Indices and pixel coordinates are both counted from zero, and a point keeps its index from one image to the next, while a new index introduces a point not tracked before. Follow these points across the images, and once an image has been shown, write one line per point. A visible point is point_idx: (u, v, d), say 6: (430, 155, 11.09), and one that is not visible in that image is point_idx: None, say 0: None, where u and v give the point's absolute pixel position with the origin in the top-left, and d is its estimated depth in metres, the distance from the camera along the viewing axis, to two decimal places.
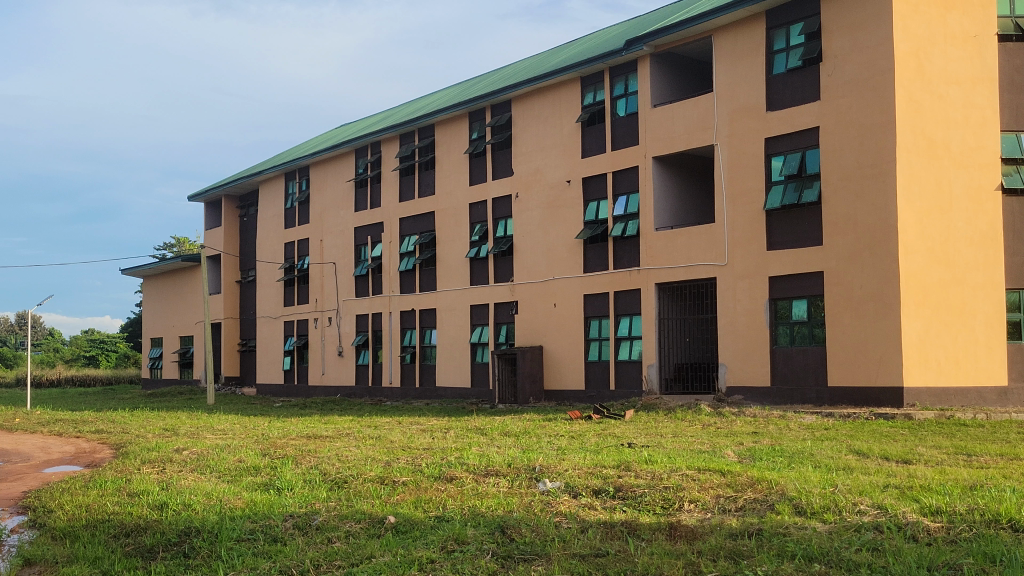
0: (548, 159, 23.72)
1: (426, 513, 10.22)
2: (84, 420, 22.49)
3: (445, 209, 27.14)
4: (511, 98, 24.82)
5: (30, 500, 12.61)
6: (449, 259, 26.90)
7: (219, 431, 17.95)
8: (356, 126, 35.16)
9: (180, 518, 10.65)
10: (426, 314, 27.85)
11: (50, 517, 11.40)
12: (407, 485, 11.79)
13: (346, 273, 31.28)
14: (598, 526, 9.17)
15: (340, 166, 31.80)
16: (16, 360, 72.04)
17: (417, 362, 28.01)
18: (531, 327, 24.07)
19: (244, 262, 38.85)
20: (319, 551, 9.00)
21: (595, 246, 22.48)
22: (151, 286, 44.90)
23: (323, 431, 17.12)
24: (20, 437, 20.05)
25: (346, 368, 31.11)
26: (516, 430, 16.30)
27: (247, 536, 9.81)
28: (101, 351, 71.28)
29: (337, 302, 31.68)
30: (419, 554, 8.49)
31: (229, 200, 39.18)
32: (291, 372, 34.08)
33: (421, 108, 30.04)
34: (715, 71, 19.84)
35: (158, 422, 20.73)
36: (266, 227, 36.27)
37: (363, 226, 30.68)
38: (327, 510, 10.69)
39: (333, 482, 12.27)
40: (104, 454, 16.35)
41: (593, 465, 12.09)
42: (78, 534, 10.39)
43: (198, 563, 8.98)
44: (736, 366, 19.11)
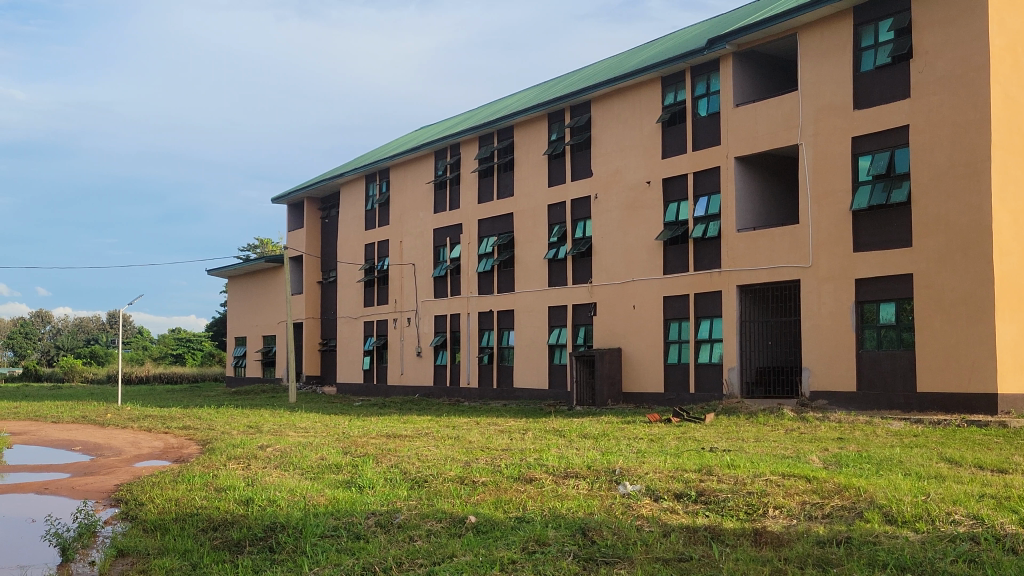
0: (628, 160, 23.59)
1: (507, 514, 10.24)
2: (172, 416, 23.11)
3: (523, 210, 27.18)
4: (591, 99, 24.74)
5: (122, 493, 13.01)
6: (528, 260, 26.93)
7: (301, 428, 18.27)
8: (436, 127, 35.45)
9: (265, 513, 10.86)
10: (504, 315, 27.93)
11: (142, 510, 11.74)
12: (487, 485, 11.82)
13: (425, 274, 31.56)
14: (681, 531, 9.06)
15: (419, 167, 32.10)
16: (107, 358, 74.52)
17: (495, 363, 28.09)
18: (609, 329, 23.97)
19: (325, 263, 39.49)
20: (402, 549, 9.07)
21: (675, 247, 22.27)
22: (235, 286, 45.94)
23: (402, 431, 17.27)
24: (113, 431, 20.70)
25: (424, 368, 31.38)
26: (595, 432, 16.24)
27: (330, 532, 9.94)
28: (187, 349, 73.25)
29: (416, 302, 32.00)
30: (500, 554, 8.50)
31: (311, 202, 39.87)
32: (370, 372, 34.52)
33: (501, 109, 30.14)
34: (800, 70, 19.49)
35: (242, 419, 21.20)
36: (347, 228, 36.82)
37: (442, 228, 30.93)
38: (408, 508, 10.78)
39: (414, 481, 12.38)
40: (191, 449, 16.78)
41: (674, 468, 11.97)
42: (168, 527, 10.66)
43: (283, 559, 9.14)
44: (821, 370, 18.73)
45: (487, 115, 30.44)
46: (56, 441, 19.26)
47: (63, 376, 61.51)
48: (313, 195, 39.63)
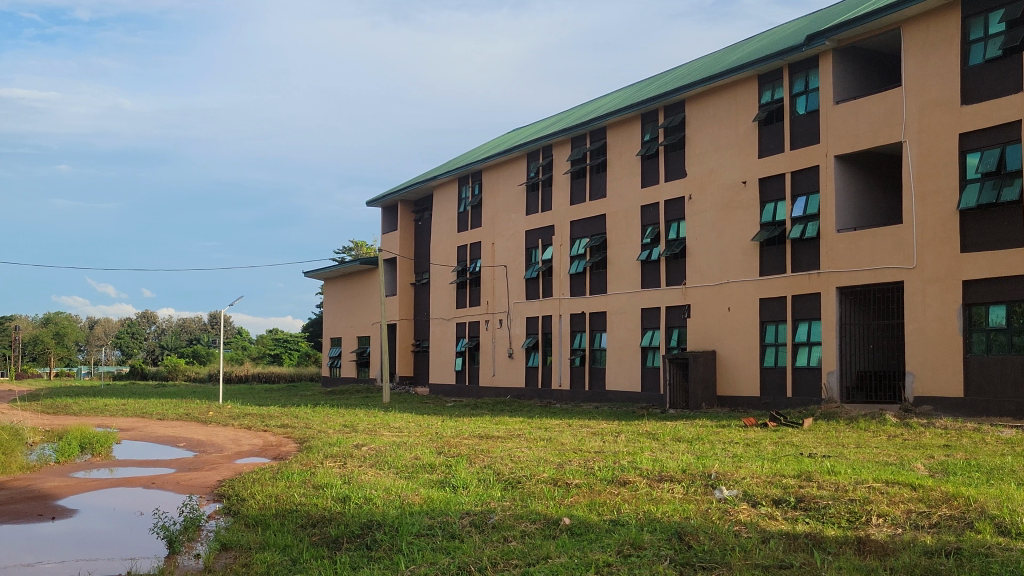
0: (723, 160, 23.25)
1: (601, 516, 10.18)
2: (270, 414, 23.69)
3: (616, 212, 27.02)
4: (685, 99, 24.47)
5: (225, 489, 13.38)
6: (620, 261, 26.78)
7: (395, 428, 18.53)
8: (528, 130, 35.53)
9: (361, 511, 11.02)
10: (596, 317, 27.82)
11: (243, 506, 12.05)
12: (581, 488, 11.75)
13: (517, 276, 31.67)
14: (780, 538, 8.85)
15: (512, 170, 32.23)
16: (209, 358, 76.91)
17: (587, 365, 27.99)
18: (704, 332, 23.65)
19: (418, 265, 39.99)
20: (497, 549, 9.09)
21: (772, 248, 21.85)
22: (331, 288, 46.88)
23: (495, 432, 17.36)
24: (214, 429, 21.32)
25: (516, 370, 31.47)
26: (689, 435, 16.04)
27: (426, 531, 10.03)
28: (285, 349, 75.08)
29: (508, 304, 32.13)
30: (596, 557, 8.45)
31: (404, 205, 40.41)
32: (462, 372, 34.80)
33: (594, 110, 30.04)
34: (905, 65, 18.90)
35: (338, 418, 21.57)
36: (439, 231, 37.21)
37: (534, 230, 30.98)
38: (502, 509, 10.79)
39: (507, 482, 12.40)
40: (289, 447, 17.17)
41: (772, 473, 11.74)
42: (269, 523, 10.92)
43: (381, 556, 9.25)
44: (926, 375, 18.14)
45: (579, 116, 30.38)
46: (162, 438, 19.92)
47: (167, 375, 63.75)
48: (406, 198, 40.17)
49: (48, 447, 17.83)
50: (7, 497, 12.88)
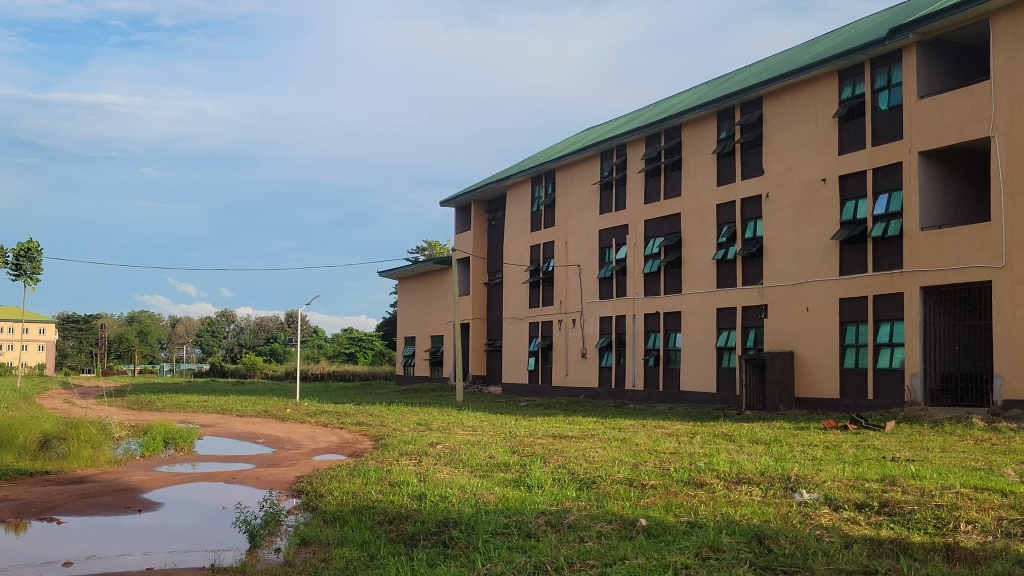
0: (802, 157, 22.84)
1: (678, 518, 10.07)
2: (346, 412, 23.99)
3: (691, 210, 26.76)
4: (762, 95, 24.11)
5: (303, 485, 13.60)
6: (695, 261, 26.51)
7: (469, 427, 18.60)
8: (601, 128, 35.40)
9: (437, 509, 11.10)
10: (670, 317, 27.59)
11: (322, 501, 12.22)
12: (657, 488, 11.66)
13: (591, 276, 31.57)
14: (865, 543, 8.65)
15: (585, 169, 32.14)
16: (286, 355, 78.44)
17: (661, 366, 27.76)
18: (781, 332, 23.27)
19: (491, 265, 40.13)
20: (573, 549, 9.07)
21: (853, 247, 21.38)
22: (405, 288, 47.32)
23: (568, 431, 17.35)
24: (292, 426, 21.72)
25: (589, 370, 31.37)
26: (767, 437, 15.79)
27: (502, 530, 10.04)
28: (359, 348, 76.10)
29: (581, 304, 32.04)
30: (673, 559, 8.34)
31: (477, 205, 40.61)
32: (535, 372, 34.83)
33: (668, 108, 29.78)
34: (993, 57, 18.32)
35: (413, 416, 21.79)
36: (512, 230, 37.31)
37: (607, 229, 30.86)
38: (578, 509, 10.76)
39: (582, 482, 12.36)
40: (365, 444, 17.36)
41: (855, 478, 11.46)
42: (347, 519, 11.05)
43: (457, 554, 9.29)
44: (1015, 378, 17.56)
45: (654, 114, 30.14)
46: (242, 434, 20.38)
47: (246, 373, 65.21)
48: (479, 198, 40.39)
49: (134, 442, 18.37)
50: (96, 490, 13.31)
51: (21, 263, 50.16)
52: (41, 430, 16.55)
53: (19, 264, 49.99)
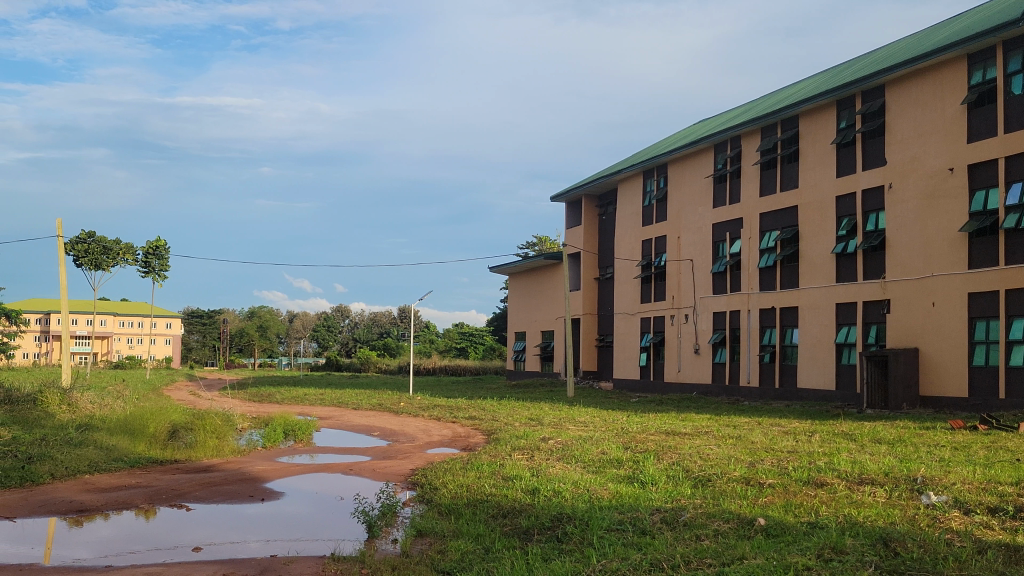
0: (927, 147, 21.98)
1: (798, 518, 9.80)
2: (459, 406, 24.25)
3: (808, 203, 26.07)
4: (885, 82, 23.29)
5: (418, 477, 13.81)
6: (813, 255, 25.82)
7: (580, 423, 18.55)
8: (715, 120, 34.82)
9: (551, 503, 11.09)
10: (787, 313, 26.94)
11: (436, 494, 12.39)
12: (775, 488, 11.37)
13: (704, 271, 31.11)
14: (999, 549, 8.25)
15: (698, 162, 31.68)
16: (400, 350, 79.84)
17: (777, 362, 27.14)
18: (905, 328, 22.46)
19: (602, 259, 39.94)
20: (689, 547, 8.94)
21: (982, 239, 20.48)
22: (515, 282, 47.55)
23: (682, 428, 17.11)
24: (407, 419, 22.08)
25: (702, 366, 30.92)
26: (890, 437, 15.25)
27: (617, 526, 9.97)
28: (470, 342, 77.14)
29: (694, 299, 31.61)
30: (794, 560, 8.14)
31: (588, 200, 40.52)
32: (647, 368, 34.54)
33: (785, 97, 29.07)
34: None
35: (524, 411, 21.87)
36: (623, 225, 37.08)
37: (721, 223, 30.34)
38: (694, 506, 10.61)
39: (697, 480, 12.15)
40: (478, 439, 17.50)
41: (985, 480, 10.96)
42: (462, 512, 11.16)
43: (572, 549, 9.27)
44: None
45: (770, 104, 29.47)
46: (359, 426, 20.82)
47: (360, 367, 66.71)
48: (590, 193, 40.28)
49: (256, 433, 18.99)
50: (222, 479, 13.82)
51: (149, 260, 52.46)
52: (170, 419, 17.26)
53: (148, 262, 52.36)
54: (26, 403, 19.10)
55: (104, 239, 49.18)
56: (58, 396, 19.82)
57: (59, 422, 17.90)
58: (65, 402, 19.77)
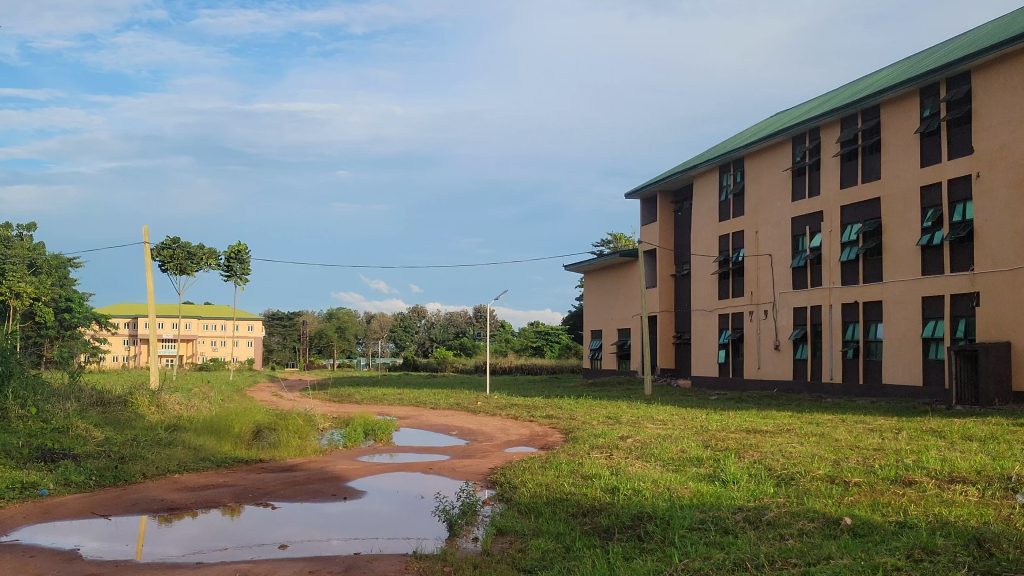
0: (1017, 134, 21.25)
1: (887, 518, 9.56)
2: (536, 405, 24.28)
3: (891, 194, 25.42)
4: (970, 69, 22.59)
5: (497, 476, 13.87)
6: (898, 248, 25.17)
7: (659, 421, 18.40)
8: (793, 112, 34.21)
9: (631, 502, 11.01)
10: (871, 308, 26.32)
11: (515, 493, 12.43)
12: (861, 486, 11.13)
13: (784, 266, 30.58)
14: None
15: (776, 156, 31.16)
16: (476, 349, 80.27)
17: (861, 358, 26.53)
18: (996, 321, 21.75)
19: (679, 256, 39.56)
20: (773, 546, 8.79)
21: None
22: (591, 281, 47.40)
23: (763, 426, 16.84)
24: (485, 418, 22.22)
25: (783, 363, 30.39)
26: (982, 435, 14.79)
27: (698, 525, 9.86)
28: (546, 341, 77.25)
29: (774, 294, 31.10)
30: (883, 560, 7.93)
31: (664, 197, 40.19)
32: (726, 365, 34.11)
33: (866, 87, 28.40)
34: None
35: (602, 410, 21.79)
36: (700, 221, 36.67)
37: (801, 217, 29.79)
38: (778, 506, 10.43)
39: (780, 479, 11.95)
40: (556, 438, 17.49)
41: None
42: (541, 511, 11.16)
43: (653, 548, 9.20)
44: None
45: (850, 95, 28.85)
46: (437, 426, 21.00)
47: (437, 367, 67.31)
48: (665, 189, 39.97)
49: (337, 433, 19.29)
50: (306, 477, 14.08)
51: (231, 265, 53.69)
52: (255, 420, 17.67)
53: (230, 266, 53.58)
54: (117, 405, 19.71)
55: (188, 245, 50.50)
56: (147, 398, 20.40)
57: (149, 423, 18.43)
58: (154, 404, 20.35)
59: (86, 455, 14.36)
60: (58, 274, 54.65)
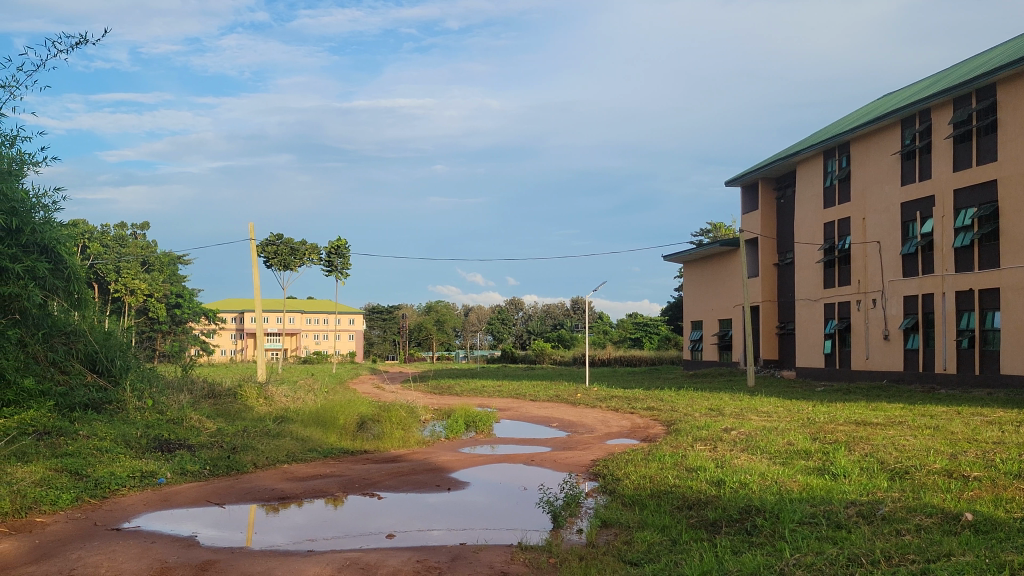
0: None
1: (1010, 514, 9.16)
2: (636, 397, 24.09)
3: (1009, 177, 24.36)
4: None
5: (600, 468, 13.80)
6: (1016, 232, 24.10)
7: (763, 413, 18.04)
8: (902, 93, 33.01)
9: (738, 495, 10.83)
10: (987, 295, 25.29)
11: (619, 485, 12.34)
12: (982, 481, 10.69)
13: (893, 253, 29.62)
14: None
15: (885, 139, 30.16)
16: (574, 341, 80.19)
17: (977, 348, 25.52)
18: None
19: (782, 244, 38.73)
20: (889, 542, 8.52)
21: None
22: (690, 271, 46.82)
23: (873, 418, 16.35)
24: (585, 410, 22.14)
25: (893, 353, 29.47)
26: None
27: (809, 519, 9.61)
28: (645, 333, 76.83)
29: (883, 282, 30.17)
30: (1009, 558, 7.59)
31: (765, 184, 39.37)
32: (833, 355, 33.27)
33: (981, 65, 27.18)
34: None
35: (704, 401, 21.51)
36: (804, 208, 35.80)
37: (911, 202, 28.79)
38: (893, 500, 10.09)
39: (893, 472, 11.57)
40: (658, 430, 17.31)
41: None
42: (646, 503, 11.06)
43: (763, 542, 9.02)
44: None
45: (964, 74, 27.66)
46: (537, 417, 21.02)
47: (535, 359, 67.55)
48: (767, 176, 39.16)
49: (439, 424, 19.50)
50: (410, 468, 14.27)
51: (332, 259, 54.85)
52: (358, 411, 18.02)
53: (331, 261, 54.76)
54: (227, 397, 20.33)
55: (291, 241, 51.77)
56: (255, 390, 20.99)
57: (258, 415, 18.97)
58: (262, 396, 20.91)
59: (200, 446, 14.85)
60: (169, 270, 56.66)
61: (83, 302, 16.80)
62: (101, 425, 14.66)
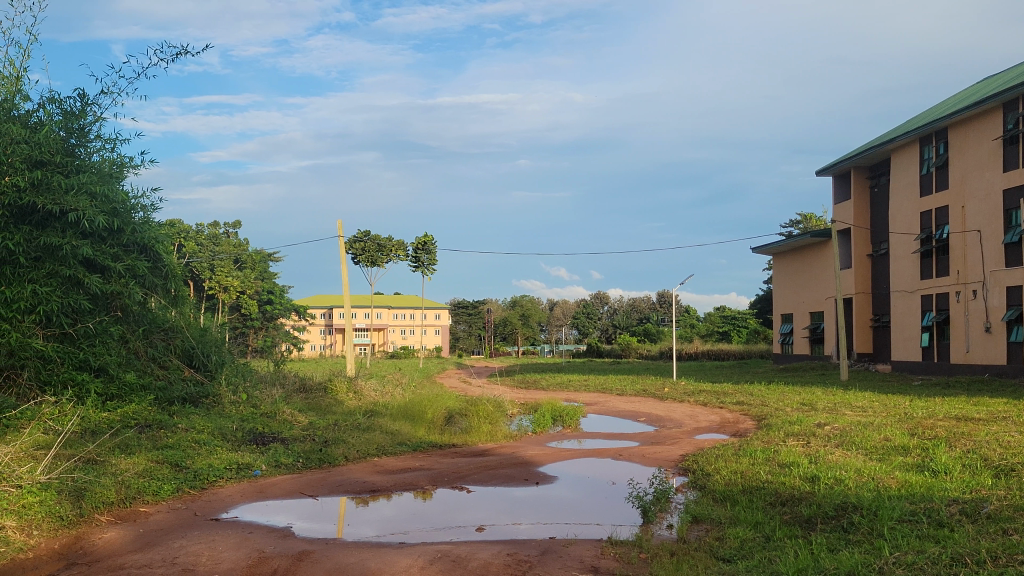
0: None
1: None
2: (726, 392, 23.73)
3: None
4: None
5: (690, 463, 13.63)
6: None
7: (858, 407, 17.58)
8: (1004, 76, 31.80)
9: (834, 492, 10.57)
10: None
11: (709, 480, 12.17)
12: None
13: (995, 242, 28.59)
14: None
15: (985, 124, 29.12)
16: (660, 335, 79.48)
17: None
18: None
19: (876, 234, 37.71)
20: (995, 542, 8.20)
21: None
22: (779, 262, 45.93)
23: (975, 413, 15.77)
24: (673, 405, 21.89)
25: (994, 346, 28.43)
26: None
27: (909, 517, 9.32)
28: (733, 326, 75.80)
29: (983, 273, 29.14)
30: None
31: (858, 173, 38.39)
32: (930, 348, 32.26)
33: None
34: None
35: (796, 396, 21.05)
36: (900, 196, 34.78)
37: (1014, 189, 27.72)
38: (999, 498, 9.72)
39: (998, 470, 11.14)
40: (748, 425, 17.02)
41: None
42: (737, 499, 10.88)
43: (860, 540, 8.78)
44: None
45: None
46: (624, 412, 20.88)
47: (622, 353, 67.16)
48: (859, 165, 38.18)
49: (526, 419, 19.52)
50: (498, 463, 14.31)
51: (418, 255, 55.35)
52: (446, 406, 18.18)
53: (417, 256, 55.28)
54: (318, 391, 20.73)
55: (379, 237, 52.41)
56: (345, 385, 21.31)
57: (348, 409, 19.27)
58: (352, 390, 21.25)
59: (293, 439, 15.16)
60: (261, 268, 58.06)
61: (179, 299, 17.34)
62: (198, 419, 15.10)
